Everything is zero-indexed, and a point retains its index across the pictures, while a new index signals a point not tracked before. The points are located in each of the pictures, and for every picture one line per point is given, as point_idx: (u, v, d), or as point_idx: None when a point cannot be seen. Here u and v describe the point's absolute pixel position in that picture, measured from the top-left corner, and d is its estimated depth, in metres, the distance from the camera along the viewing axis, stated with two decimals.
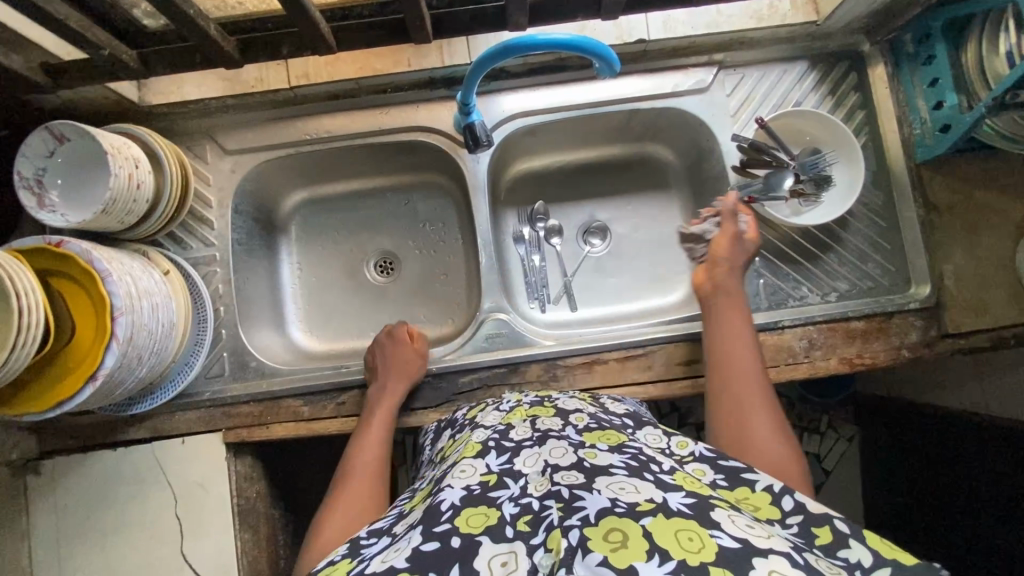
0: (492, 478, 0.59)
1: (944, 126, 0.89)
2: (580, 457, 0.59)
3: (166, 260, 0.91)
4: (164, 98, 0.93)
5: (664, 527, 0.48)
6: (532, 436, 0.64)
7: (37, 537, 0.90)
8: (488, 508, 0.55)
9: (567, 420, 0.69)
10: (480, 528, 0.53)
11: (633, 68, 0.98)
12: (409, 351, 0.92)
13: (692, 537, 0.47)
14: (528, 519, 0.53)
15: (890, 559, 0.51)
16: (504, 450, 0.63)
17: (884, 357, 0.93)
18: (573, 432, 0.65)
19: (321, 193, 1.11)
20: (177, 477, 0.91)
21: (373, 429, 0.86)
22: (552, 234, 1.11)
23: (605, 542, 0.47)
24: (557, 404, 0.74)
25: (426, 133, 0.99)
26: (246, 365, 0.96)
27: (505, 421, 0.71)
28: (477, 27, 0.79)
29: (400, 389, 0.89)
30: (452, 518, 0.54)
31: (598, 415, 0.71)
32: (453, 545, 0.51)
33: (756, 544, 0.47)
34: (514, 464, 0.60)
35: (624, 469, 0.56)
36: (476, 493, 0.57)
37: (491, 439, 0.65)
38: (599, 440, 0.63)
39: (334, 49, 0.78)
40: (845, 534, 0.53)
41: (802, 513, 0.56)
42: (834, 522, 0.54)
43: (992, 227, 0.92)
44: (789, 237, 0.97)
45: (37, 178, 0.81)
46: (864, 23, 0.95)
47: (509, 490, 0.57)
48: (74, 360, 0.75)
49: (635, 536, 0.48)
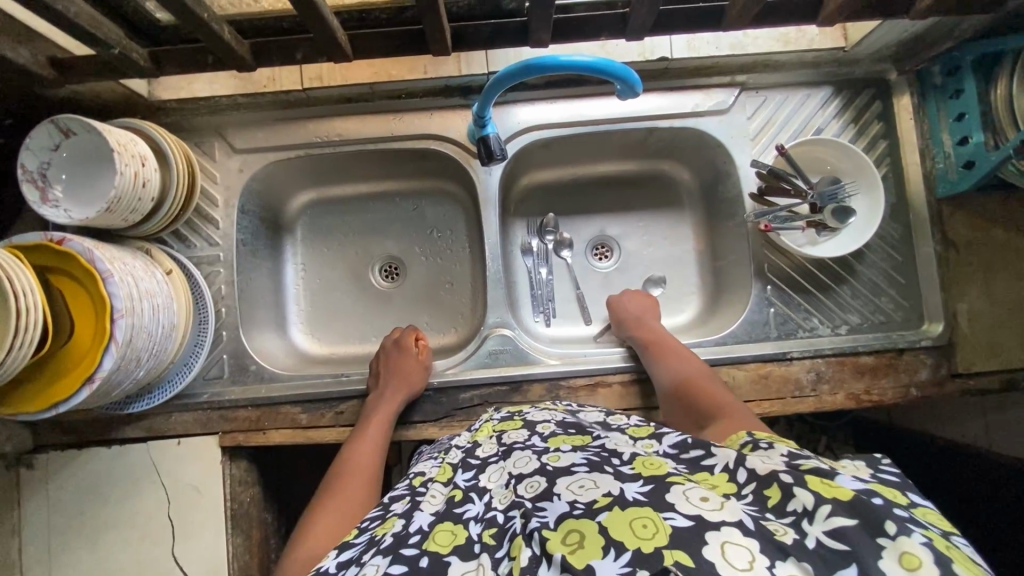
0: (458, 494, 0.61)
1: (968, 162, 0.87)
2: (543, 462, 0.59)
3: (168, 259, 0.89)
4: (175, 94, 0.92)
5: (619, 519, 0.49)
6: (498, 450, 0.66)
7: (27, 531, 0.90)
8: (454, 526, 0.56)
9: (533, 429, 0.68)
10: (448, 547, 0.54)
11: (653, 85, 0.95)
12: (413, 368, 0.91)
13: (646, 524, 0.48)
14: (494, 532, 0.54)
15: (830, 499, 0.48)
16: (471, 467, 0.65)
17: (892, 395, 0.91)
18: (539, 439, 0.65)
19: (329, 194, 1.09)
20: (171, 478, 0.91)
21: (366, 442, 0.84)
22: (561, 247, 1.09)
23: (563, 544, 0.48)
24: (526, 416, 0.74)
25: (439, 141, 0.97)
26: (246, 368, 0.95)
27: (472, 440, 0.73)
28: (499, 41, 0.77)
29: (399, 399, 0.88)
30: (420, 542, 0.55)
31: (564, 421, 0.70)
32: (421, 565, 0.52)
33: (708, 519, 0.48)
34: (480, 480, 0.62)
35: (585, 466, 0.56)
36: (444, 511, 0.59)
37: (461, 459, 0.68)
38: (564, 443, 0.63)
39: (351, 57, 0.75)
40: (790, 485, 0.50)
41: (755, 480, 0.52)
42: (779, 476, 0.51)
43: (1011, 268, 0.90)
44: (803, 267, 0.95)
45: (40, 172, 0.79)
46: (893, 51, 0.93)
47: (474, 506, 0.59)
48: (72, 360, 0.74)
49: (591, 535, 0.48)
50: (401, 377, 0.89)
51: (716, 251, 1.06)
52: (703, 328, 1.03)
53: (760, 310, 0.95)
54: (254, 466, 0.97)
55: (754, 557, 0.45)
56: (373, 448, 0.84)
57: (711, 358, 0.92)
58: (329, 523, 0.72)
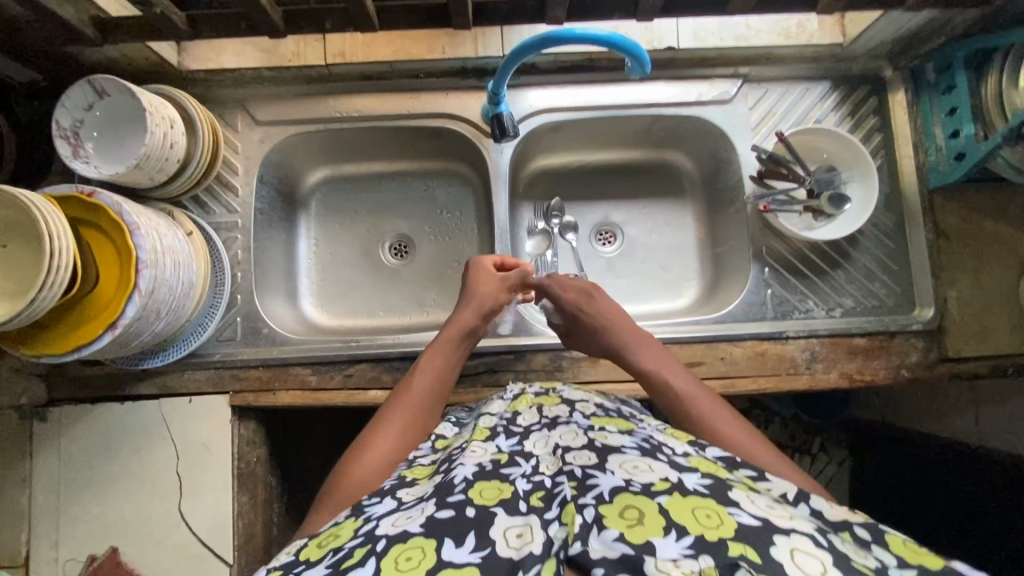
0: (504, 457, 0.60)
1: (959, 154, 0.91)
2: (590, 438, 0.61)
3: (190, 222, 0.93)
4: (203, 65, 0.96)
5: (679, 506, 0.50)
6: (541, 420, 0.67)
7: (38, 481, 0.92)
8: (501, 483, 0.55)
9: (573, 407, 0.70)
10: (494, 500, 0.53)
11: (661, 74, 1.00)
12: (486, 282, 0.89)
13: (709, 514, 0.50)
14: (542, 496, 0.55)
15: (915, 564, 0.49)
16: (513, 433, 0.65)
17: (884, 376, 0.95)
18: (581, 417, 0.67)
19: (343, 172, 1.13)
20: (181, 434, 0.93)
21: (438, 344, 0.84)
22: (566, 229, 1.11)
23: (621, 519, 0.50)
24: (562, 394, 0.74)
25: (454, 120, 1.01)
26: (258, 331, 0.98)
27: (511, 408, 0.72)
28: (516, 19, 0.82)
29: (472, 322, 0.86)
30: (465, 489, 0.54)
31: (603, 405, 0.72)
32: (468, 514, 0.52)
33: (775, 524, 0.49)
34: (525, 446, 0.62)
35: (637, 449, 0.59)
36: (489, 469, 0.58)
37: (500, 425, 0.67)
38: (608, 424, 0.65)
39: (376, 27, 0.80)
40: (867, 540, 0.52)
41: (820, 518, 0.55)
42: (856, 528, 0.53)
43: (999, 258, 0.94)
44: (800, 251, 0.99)
45: (74, 130, 0.83)
46: (888, 49, 0.98)
47: (520, 468, 0.58)
48: (96, 307, 0.77)
49: (651, 513, 0.50)
50: (475, 291, 0.88)
51: (717, 237, 1.09)
52: (703, 309, 1.06)
53: (758, 291, 0.98)
54: (261, 428, 1.00)
55: (825, 569, 0.46)
56: (447, 353, 0.83)
57: (709, 335, 0.95)
58: (398, 421, 0.73)
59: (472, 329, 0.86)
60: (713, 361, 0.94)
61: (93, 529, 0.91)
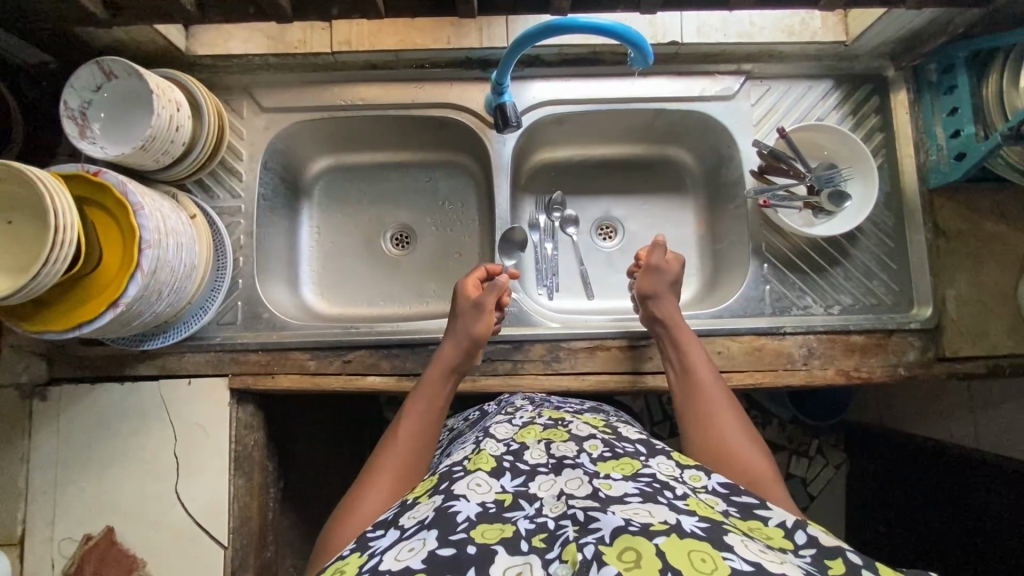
0: (508, 498, 0.59)
1: (959, 154, 0.91)
2: (595, 487, 0.59)
3: (193, 205, 0.93)
4: (210, 50, 0.97)
5: (676, 547, 0.49)
6: (548, 461, 0.64)
7: (36, 459, 0.92)
8: (503, 524, 0.55)
9: (581, 445, 0.67)
10: (495, 539, 0.53)
11: (664, 69, 1.01)
12: (466, 313, 0.88)
13: (705, 558, 0.49)
14: (544, 537, 0.53)
15: None
16: (519, 472, 0.63)
17: (880, 373, 0.95)
18: (588, 460, 0.64)
19: (347, 161, 1.13)
20: (180, 416, 0.93)
21: (425, 384, 0.83)
22: (567, 224, 1.12)
23: (620, 560, 0.48)
24: (570, 428, 0.71)
25: (457, 111, 1.02)
26: (259, 316, 0.98)
27: (517, 439, 0.69)
28: (520, 9, 0.83)
29: (458, 359, 0.85)
30: (468, 528, 0.54)
31: (612, 442, 0.69)
32: (468, 551, 0.52)
33: (768, 569, 0.48)
34: (530, 487, 0.61)
35: (639, 496, 0.57)
36: (492, 512, 0.57)
37: (506, 457, 0.65)
38: (614, 470, 0.62)
39: (382, 14, 0.81)
40: (858, 566, 0.52)
41: (815, 546, 0.55)
42: (848, 554, 0.53)
43: (998, 259, 0.94)
44: (800, 248, 0.99)
45: (81, 111, 0.84)
46: (890, 48, 0.98)
47: (523, 511, 0.58)
48: (98, 286, 0.78)
49: (648, 555, 0.49)
50: (456, 324, 0.88)
51: (717, 233, 1.10)
52: (702, 304, 1.06)
53: (756, 286, 0.98)
54: (259, 412, 1.00)
55: None
56: (433, 392, 0.82)
57: (705, 328, 0.96)
58: (391, 464, 0.73)
59: (455, 365, 0.85)
60: (710, 355, 0.95)
61: (89, 509, 0.91)
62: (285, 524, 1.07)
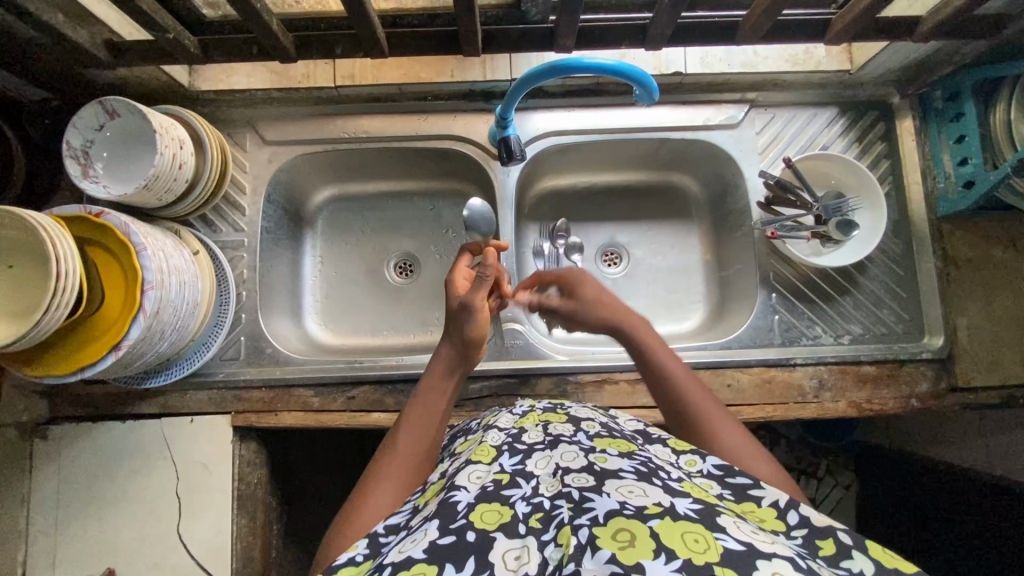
0: (505, 477, 0.56)
1: (968, 182, 0.90)
2: (590, 461, 0.56)
3: (195, 240, 0.93)
4: (213, 85, 0.97)
5: (670, 530, 0.46)
6: (545, 439, 0.62)
7: (36, 500, 0.91)
8: (501, 506, 0.53)
9: (578, 425, 0.65)
10: (494, 525, 0.51)
11: (668, 98, 1.00)
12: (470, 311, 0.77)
13: (697, 539, 0.46)
14: (540, 517, 0.51)
15: (892, 569, 0.49)
16: (517, 451, 0.61)
17: (892, 405, 0.94)
18: (584, 437, 0.62)
19: (348, 191, 1.13)
20: (182, 454, 0.92)
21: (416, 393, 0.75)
22: (572, 251, 1.10)
23: (613, 541, 0.46)
24: (569, 411, 0.70)
25: (461, 142, 1.02)
26: (261, 351, 0.97)
27: (517, 424, 0.67)
28: (525, 46, 0.84)
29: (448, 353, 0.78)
30: (467, 513, 0.52)
31: (610, 425, 0.67)
32: (468, 539, 0.50)
33: (760, 548, 0.46)
34: (527, 465, 0.58)
35: (634, 473, 0.54)
36: (489, 490, 0.55)
37: (505, 442, 0.63)
38: (609, 446, 0.60)
39: (386, 53, 0.82)
40: (849, 546, 0.51)
41: (807, 526, 0.53)
42: (839, 534, 0.52)
43: (1009, 285, 0.93)
44: (808, 277, 0.98)
45: (84, 150, 0.84)
46: (896, 76, 0.98)
47: (520, 489, 0.55)
48: (97, 330, 0.77)
49: (642, 536, 0.46)
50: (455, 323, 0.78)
51: (724, 260, 1.08)
52: (710, 333, 1.04)
53: (765, 316, 0.97)
54: (263, 448, 0.99)
55: None
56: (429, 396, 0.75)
57: (715, 361, 0.94)
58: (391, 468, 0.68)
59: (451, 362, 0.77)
60: (720, 388, 0.94)
61: (92, 549, 0.90)
62: (288, 559, 1.05)
